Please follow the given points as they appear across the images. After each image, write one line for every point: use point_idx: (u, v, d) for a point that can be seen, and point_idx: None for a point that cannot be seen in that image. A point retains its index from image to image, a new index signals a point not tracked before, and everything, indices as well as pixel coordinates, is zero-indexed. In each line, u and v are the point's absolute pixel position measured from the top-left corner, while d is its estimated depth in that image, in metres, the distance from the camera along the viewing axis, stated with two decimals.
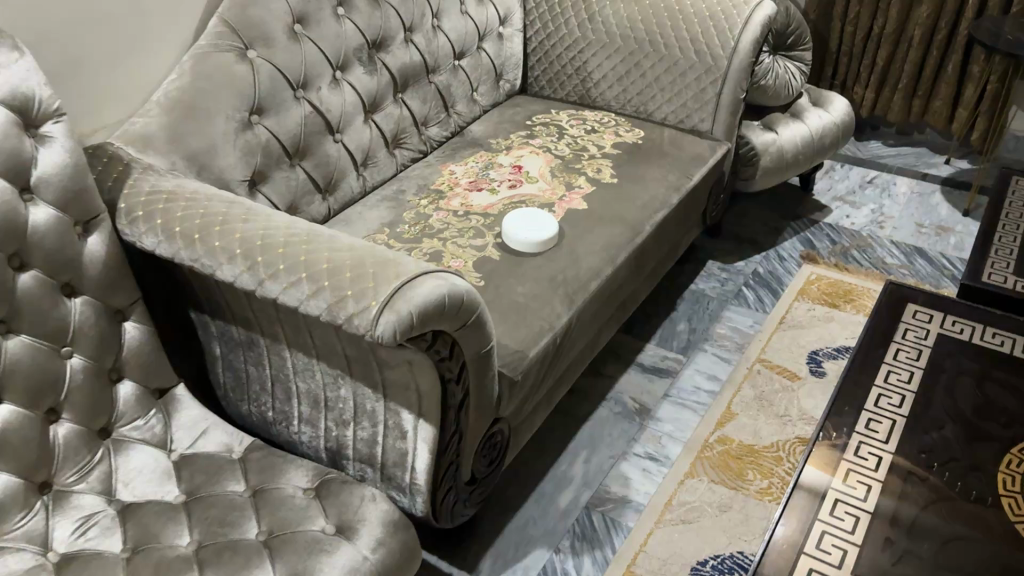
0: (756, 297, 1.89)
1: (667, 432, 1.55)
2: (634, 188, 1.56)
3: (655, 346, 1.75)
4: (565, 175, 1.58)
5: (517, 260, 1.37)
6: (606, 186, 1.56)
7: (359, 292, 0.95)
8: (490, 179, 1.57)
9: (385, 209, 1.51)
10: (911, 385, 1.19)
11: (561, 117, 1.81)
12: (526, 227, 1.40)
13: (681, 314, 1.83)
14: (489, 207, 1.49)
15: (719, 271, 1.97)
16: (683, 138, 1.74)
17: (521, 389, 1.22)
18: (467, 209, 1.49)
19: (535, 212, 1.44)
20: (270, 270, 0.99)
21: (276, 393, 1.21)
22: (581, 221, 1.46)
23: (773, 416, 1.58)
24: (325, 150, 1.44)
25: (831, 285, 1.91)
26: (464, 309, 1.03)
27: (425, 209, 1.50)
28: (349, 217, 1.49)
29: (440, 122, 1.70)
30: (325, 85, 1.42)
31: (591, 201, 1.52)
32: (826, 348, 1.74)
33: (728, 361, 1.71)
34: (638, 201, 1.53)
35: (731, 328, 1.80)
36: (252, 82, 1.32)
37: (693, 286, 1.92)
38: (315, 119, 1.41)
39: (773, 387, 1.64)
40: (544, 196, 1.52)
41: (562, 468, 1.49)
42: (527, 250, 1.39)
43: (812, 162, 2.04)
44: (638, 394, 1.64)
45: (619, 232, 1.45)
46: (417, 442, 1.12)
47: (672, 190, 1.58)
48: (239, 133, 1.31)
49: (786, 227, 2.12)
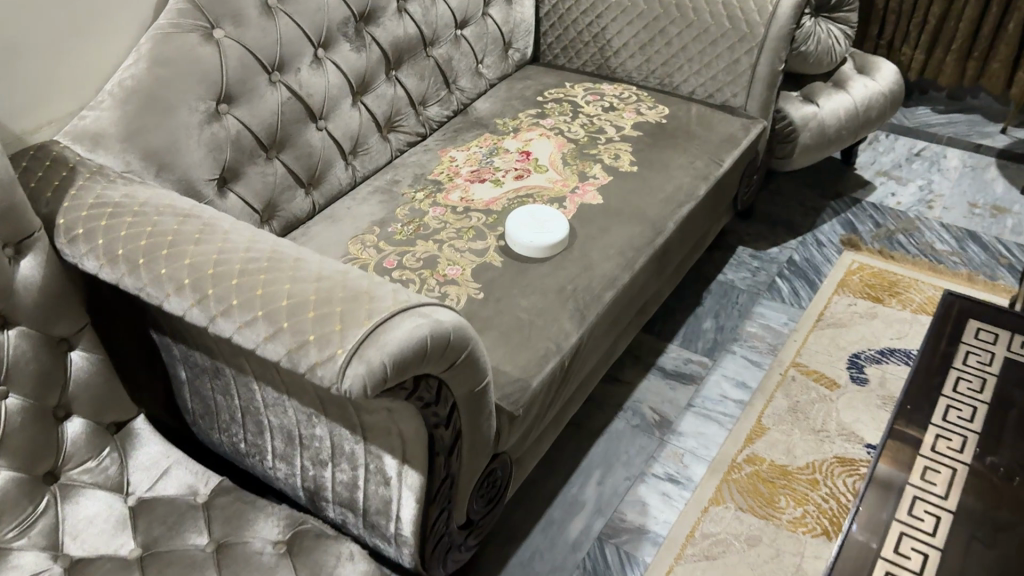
0: (791, 290, 1.72)
1: (690, 449, 1.41)
2: (656, 178, 1.39)
3: (677, 347, 1.59)
4: (579, 164, 1.41)
5: (521, 267, 1.21)
6: (624, 176, 1.38)
7: (323, 336, 0.79)
8: (494, 167, 1.41)
9: (376, 204, 1.35)
10: (974, 424, 1.02)
11: (576, 91, 1.63)
12: (531, 229, 1.24)
13: (707, 310, 1.67)
14: (491, 202, 1.32)
15: (750, 258, 1.80)
16: (712, 116, 1.56)
17: (523, 422, 1.07)
18: (467, 204, 1.33)
19: (543, 211, 1.28)
20: (222, 305, 0.84)
21: (247, 425, 1.08)
22: (595, 219, 1.30)
23: (808, 431, 1.43)
24: (307, 139, 1.28)
25: (875, 276, 1.74)
26: (452, 348, 0.87)
27: (421, 204, 1.34)
28: (335, 213, 1.34)
29: (441, 100, 1.53)
30: (305, 67, 1.26)
31: (607, 193, 1.35)
32: (869, 351, 1.57)
33: (759, 366, 1.55)
34: (660, 194, 1.36)
35: (762, 326, 1.63)
36: (219, 66, 1.15)
37: (721, 277, 1.75)
38: (294, 105, 1.25)
39: (809, 397, 1.49)
40: (554, 189, 1.35)
41: (574, 491, 1.35)
42: (533, 256, 1.23)
43: (856, 137, 1.84)
44: (658, 404, 1.49)
45: (639, 232, 1.29)
46: (402, 490, 0.98)
47: (699, 179, 1.40)
48: (204, 126, 1.15)
49: (825, 208, 1.94)
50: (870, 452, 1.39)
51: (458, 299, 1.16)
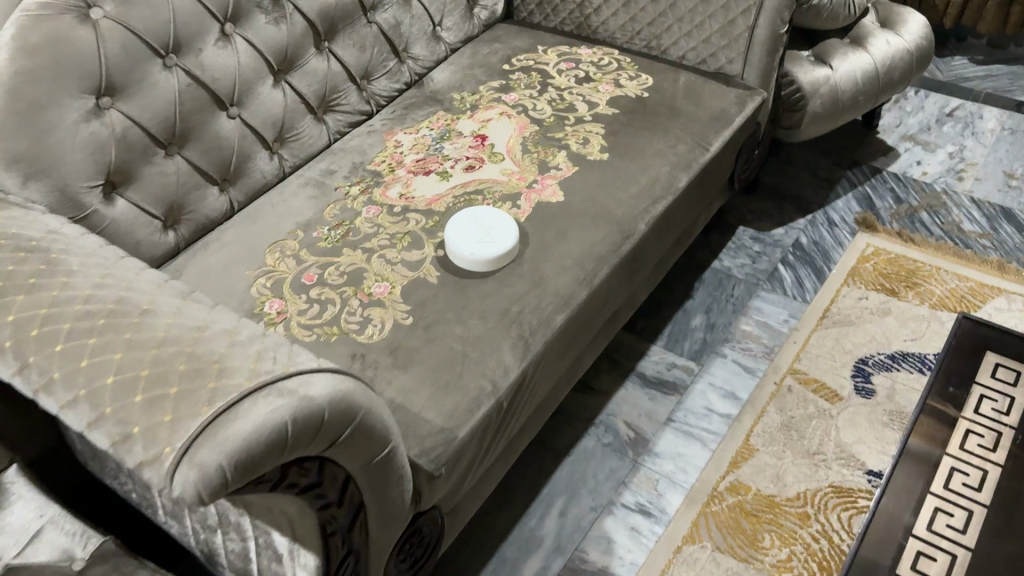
0: (794, 279, 1.53)
1: (666, 474, 1.25)
2: (630, 169, 1.20)
3: (661, 349, 1.42)
4: (541, 151, 1.22)
5: (460, 283, 1.04)
6: (591, 167, 1.20)
7: (151, 429, 0.64)
8: (442, 155, 1.22)
9: (305, 201, 1.18)
10: (982, 495, 0.88)
11: (549, 57, 1.43)
12: (474, 237, 1.06)
13: (697, 305, 1.49)
14: (434, 201, 1.14)
15: (751, 241, 1.60)
16: (703, 86, 1.35)
17: (450, 477, 0.92)
18: (405, 202, 1.15)
19: (491, 214, 1.10)
20: (43, 377, 0.70)
21: (133, 476, 0.94)
22: (553, 221, 1.12)
23: (801, 454, 1.26)
24: (215, 130, 1.11)
25: (891, 263, 1.54)
26: (332, 426, 0.71)
27: (354, 201, 1.16)
28: (256, 211, 1.17)
29: (389, 72, 1.34)
30: (209, 45, 1.08)
31: (570, 190, 1.16)
32: (878, 355, 1.39)
33: (751, 373, 1.37)
34: (632, 188, 1.17)
35: (759, 323, 1.45)
36: (99, 54, 0.98)
37: (716, 263, 1.56)
38: (196, 92, 1.07)
39: (806, 412, 1.31)
40: (508, 183, 1.17)
41: (532, 523, 1.20)
42: (475, 269, 1.05)
43: (876, 101, 1.61)
44: (634, 418, 1.32)
45: (603, 238, 1.10)
46: (296, 569, 0.83)
47: (681, 169, 1.21)
48: (83, 124, 0.98)
49: (839, 179, 1.72)
50: (871, 481, 1.23)
51: (383, 326, 1.00)
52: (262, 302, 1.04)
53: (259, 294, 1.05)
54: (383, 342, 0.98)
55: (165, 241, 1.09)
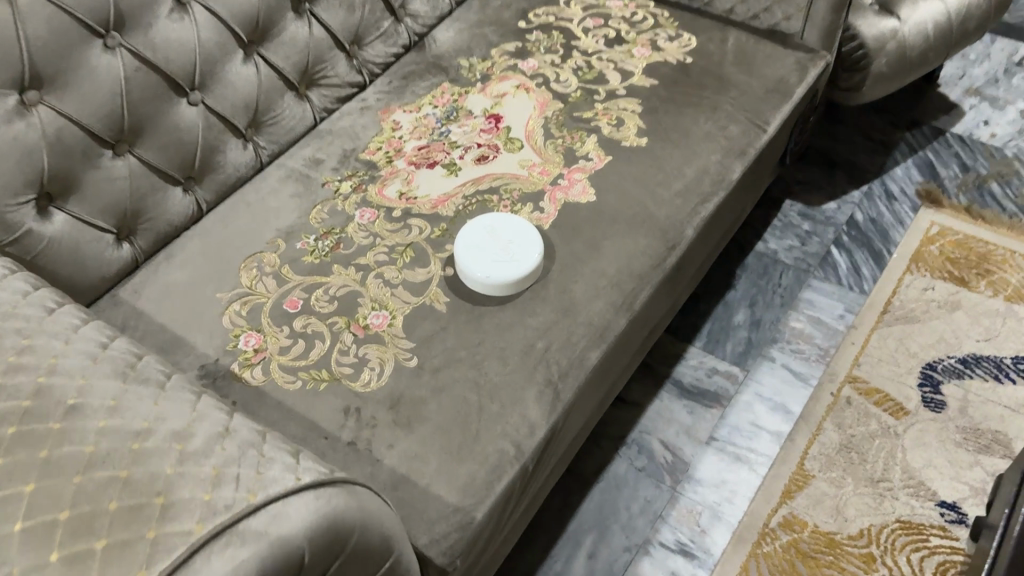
0: (849, 265, 1.34)
1: (709, 506, 1.09)
2: (673, 158, 1.00)
3: (699, 352, 1.25)
4: (566, 137, 1.02)
5: (474, 312, 0.86)
6: (627, 156, 1.00)
7: None
8: (449, 141, 1.03)
9: (288, 201, 0.99)
10: None
11: (573, 11, 1.21)
12: (494, 254, 0.88)
13: (739, 297, 1.31)
14: (440, 202, 0.96)
15: (799, 218, 1.41)
16: (756, 47, 1.14)
17: (467, 564, 0.76)
18: (406, 204, 0.96)
19: (512, 222, 0.91)
20: None
21: None
22: (583, 228, 0.93)
23: (863, 481, 1.11)
24: (173, 120, 0.91)
25: (959, 246, 1.35)
26: (315, 563, 0.54)
27: (344, 201, 0.97)
28: (229, 214, 0.98)
29: (384, 34, 1.13)
30: (160, 18, 0.88)
31: (603, 187, 0.97)
32: (948, 360, 1.21)
33: (804, 381, 1.21)
34: (677, 183, 0.98)
35: (810, 320, 1.28)
36: (18, 37, 0.77)
37: (760, 246, 1.37)
38: (147, 77, 0.88)
39: (867, 430, 1.15)
40: (528, 178, 0.97)
41: (557, 567, 1.05)
42: (492, 294, 0.87)
43: (947, 55, 1.40)
44: (671, 436, 1.16)
45: (645, 249, 0.92)
46: None
47: (734, 156, 1.01)
48: (4, 126, 0.79)
49: (897, 143, 1.52)
50: (944, 514, 1.07)
51: (381, 369, 0.83)
52: (237, 336, 0.86)
53: (233, 326, 0.87)
54: (382, 392, 0.81)
55: (118, 257, 0.91)
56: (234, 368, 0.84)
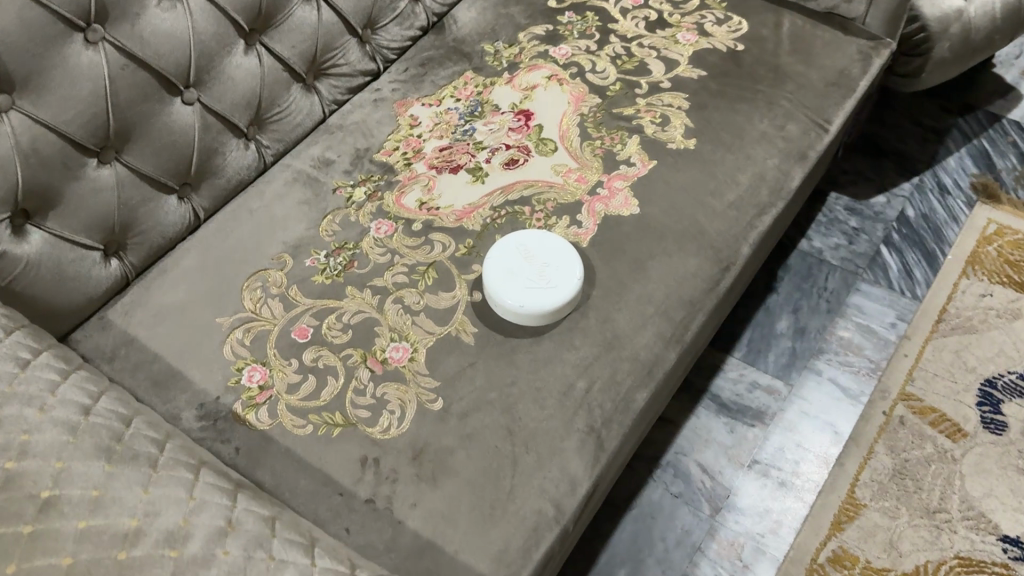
0: (900, 267, 1.24)
1: (752, 538, 1.01)
2: (725, 163, 0.90)
3: (739, 363, 1.16)
4: (604, 138, 0.92)
5: (505, 345, 0.77)
6: (673, 161, 0.90)
7: None
8: (475, 142, 0.92)
9: (295, 208, 0.89)
10: None
11: None
12: (530, 279, 0.78)
13: (782, 302, 1.21)
14: (466, 213, 0.85)
15: (845, 212, 1.31)
16: (813, 33, 1.02)
17: None
18: (428, 216, 0.86)
19: (547, 241, 0.81)
20: None
21: None
22: (627, 246, 0.83)
23: (919, 511, 1.02)
24: (165, 122, 0.81)
25: (1018, 248, 1.25)
26: None
27: (358, 210, 0.87)
28: (230, 223, 0.88)
29: (400, 16, 1.02)
30: (149, 8, 0.77)
31: (647, 198, 0.86)
32: (1009, 376, 1.12)
33: (853, 398, 1.12)
34: (730, 193, 0.87)
35: (859, 329, 1.18)
36: None
37: (803, 244, 1.27)
38: (134, 76, 0.77)
39: (922, 455, 1.07)
40: (564, 186, 0.87)
41: None
42: (525, 323, 0.78)
43: (1012, 37, 1.28)
44: (710, 458, 1.08)
45: (696, 271, 0.82)
46: None
47: (793, 161, 0.90)
48: None
49: (949, 130, 1.41)
50: (1007, 551, 0.99)
51: (402, 412, 0.73)
52: (239, 370, 0.77)
53: (236, 357, 0.78)
54: (404, 439, 0.72)
55: (106, 276, 0.82)
56: (237, 409, 0.75)
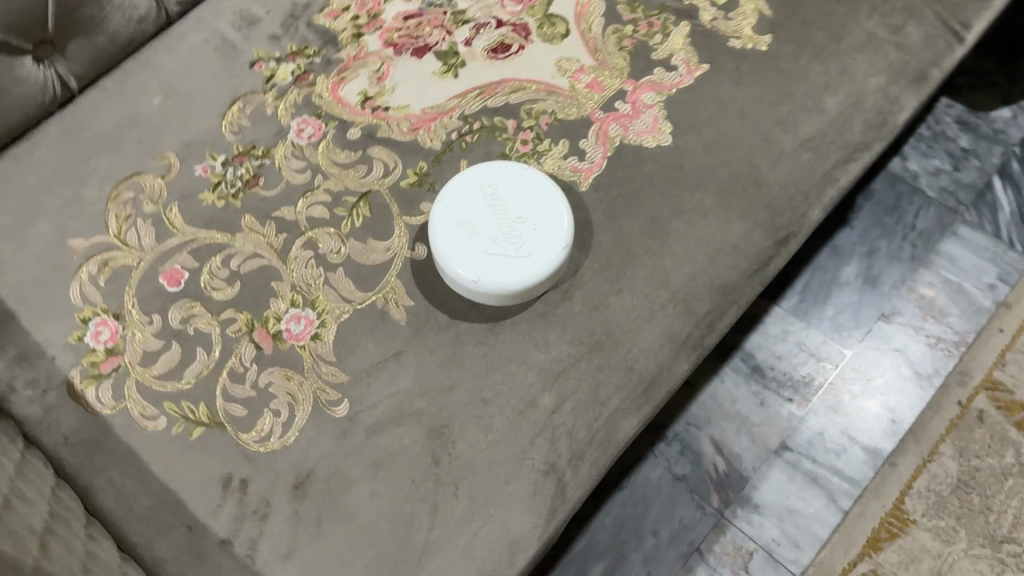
0: (1016, 209, 0.96)
1: (764, 546, 0.82)
2: (807, 78, 0.62)
3: (785, 317, 0.92)
4: (638, 23, 0.64)
5: (449, 331, 0.54)
6: (732, 70, 0.62)
7: None
8: (455, 9, 0.65)
9: (197, 86, 0.64)
10: None
11: None
12: (501, 239, 0.54)
13: (853, 240, 0.95)
14: (425, 120, 0.60)
15: (955, 126, 1.01)
16: None
17: None
18: (372, 118, 0.61)
19: (532, 180, 0.55)
20: None
21: None
22: (644, 195, 0.58)
23: (981, 538, 0.81)
24: None
25: None
26: None
27: (278, 100, 0.62)
28: (110, 99, 0.65)
29: None
30: None
31: (685, 123, 0.60)
32: None
33: (923, 379, 0.89)
34: (807, 126, 0.61)
35: (946, 289, 0.93)
36: None
37: (894, 165, 0.99)
38: None
39: (998, 465, 0.84)
40: (569, 93, 0.61)
41: None
42: (482, 301, 0.54)
43: None
44: (729, 436, 0.87)
45: (738, 243, 0.57)
46: None
47: (907, 82, 0.62)
48: None
49: None
50: None
51: (288, 415, 0.52)
52: (85, 322, 0.56)
53: (82, 302, 0.57)
54: (286, 457, 0.51)
55: None
56: (73, 380, 0.55)
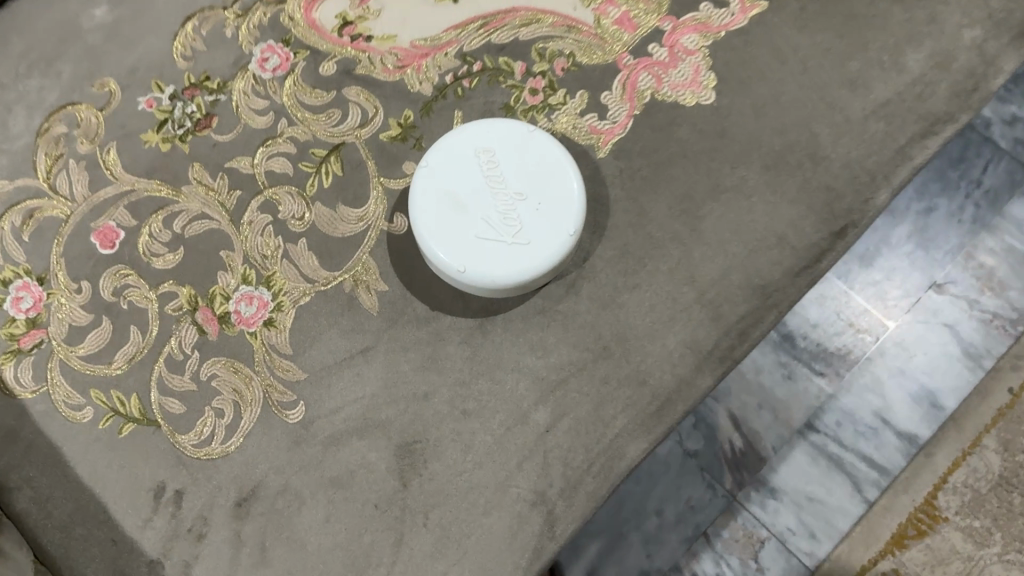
0: None
1: (776, 534, 0.75)
2: (886, 27, 0.51)
3: (828, 280, 0.80)
4: None
5: (429, 325, 0.45)
6: (795, 11, 0.51)
7: None
8: None
9: None
10: None
11: None
12: (500, 218, 0.44)
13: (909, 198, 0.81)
14: (414, 56, 0.50)
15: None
16: None
17: None
18: (351, 50, 0.50)
19: (539, 148, 0.45)
20: None
21: None
22: (675, 167, 0.48)
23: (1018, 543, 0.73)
24: None
25: None
26: None
27: (240, 20, 0.52)
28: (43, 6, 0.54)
29: None
30: None
31: (733, 76, 0.49)
32: None
33: (974, 360, 0.78)
34: (881, 89, 0.49)
35: (1013, 254, 0.79)
36: None
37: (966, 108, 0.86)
38: None
39: None
40: (593, 30, 0.50)
41: None
42: (468, 291, 0.45)
43: None
44: (748, 411, 0.78)
45: (784, 234, 0.47)
46: None
47: (1012, 35, 0.50)
48: None
49: None
50: None
51: (233, 417, 0.44)
52: (4, 286, 0.47)
53: (2, 260, 0.48)
54: (227, 467, 0.43)
55: None
56: None
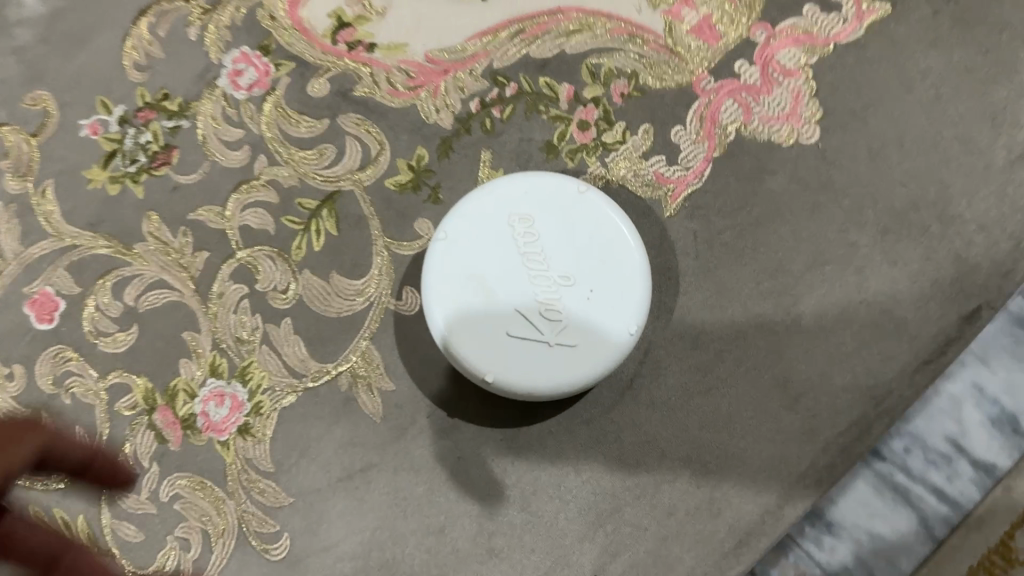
0: None
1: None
2: None
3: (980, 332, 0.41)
4: None
5: (448, 436, 0.36)
6: (925, 15, 0.39)
7: None
8: None
9: None
10: None
11: None
12: (538, 314, 0.34)
13: None
14: (429, 72, 0.39)
15: None
16: None
17: None
18: (348, 62, 0.39)
19: (592, 220, 0.35)
20: None
21: None
22: (764, 231, 0.37)
23: None
24: None
25: None
26: None
27: (205, 17, 0.40)
28: None
29: None
30: None
31: (843, 106, 0.38)
32: None
33: None
34: None
35: None
36: None
37: None
38: None
39: None
40: (661, 41, 0.39)
41: None
42: (495, 396, 0.35)
43: None
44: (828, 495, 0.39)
45: (902, 319, 0.37)
46: None
47: None
48: None
49: None
50: None
51: (201, 551, 0.35)
52: None
53: None
54: None
55: None
56: None
